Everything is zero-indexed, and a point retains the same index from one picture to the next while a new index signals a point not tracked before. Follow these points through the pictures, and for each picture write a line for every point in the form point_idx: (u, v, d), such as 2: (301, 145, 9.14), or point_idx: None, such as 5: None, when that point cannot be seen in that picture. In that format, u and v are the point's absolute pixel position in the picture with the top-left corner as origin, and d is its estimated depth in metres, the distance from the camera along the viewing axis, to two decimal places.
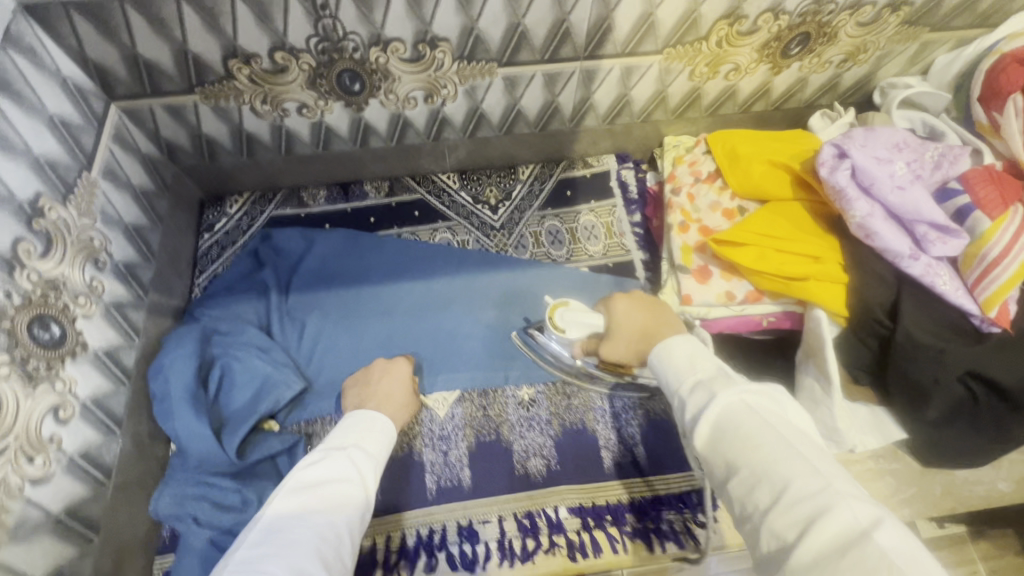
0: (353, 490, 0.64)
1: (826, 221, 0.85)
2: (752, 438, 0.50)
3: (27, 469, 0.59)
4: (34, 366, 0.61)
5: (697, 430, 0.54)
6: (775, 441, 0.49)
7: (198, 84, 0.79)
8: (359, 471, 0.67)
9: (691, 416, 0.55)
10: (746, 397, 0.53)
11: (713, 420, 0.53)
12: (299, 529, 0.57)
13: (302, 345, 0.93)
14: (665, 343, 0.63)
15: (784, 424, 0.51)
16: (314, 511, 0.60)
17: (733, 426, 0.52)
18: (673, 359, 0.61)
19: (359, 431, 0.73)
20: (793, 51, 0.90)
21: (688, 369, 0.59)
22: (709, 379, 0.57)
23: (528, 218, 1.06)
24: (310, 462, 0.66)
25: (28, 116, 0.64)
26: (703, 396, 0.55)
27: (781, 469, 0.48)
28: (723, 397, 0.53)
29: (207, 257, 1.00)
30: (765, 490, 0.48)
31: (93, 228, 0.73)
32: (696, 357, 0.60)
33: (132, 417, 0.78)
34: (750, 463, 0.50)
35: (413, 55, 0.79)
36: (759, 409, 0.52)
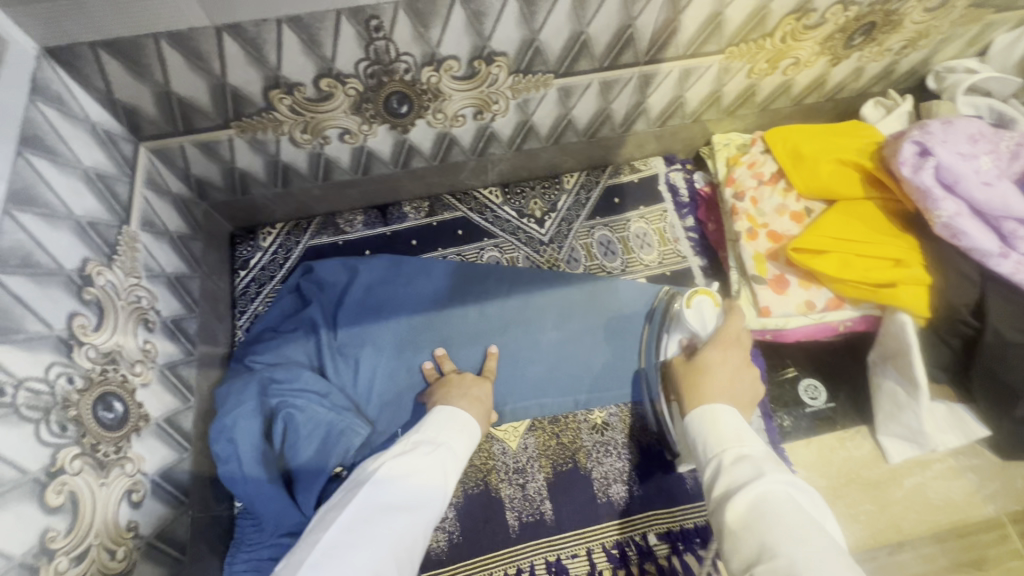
0: (436, 490, 0.62)
1: (902, 219, 0.82)
2: (794, 529, 0.47)
3: (110, 566, 0.54)
4: (104, 452, 0.56)
5: (731, 503, 0.52)
6: (822, 545, 0.46)
7: (235, 118, 0.72)
8: (442, 471, 0.65)
9: (731, 483, 0.54)
10: (791, 490, 0.51)
11: (751, 498, 0.51)
12: (379, 523, 0.55)
13: (359, 384, 0.88)
14: (717, 408, 0.64)
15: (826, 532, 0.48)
16: (397, 508, 0.58)
17: (774, 509, 0.49)
18: (719, 429, 0.61)
19: (449, 431, 0.71)
20: (856, 41, 0.86)
21: (733, 445, 0.58)
22: (752, 461, 0.55)
23: (577, 230, 1.02)
24: (400, 453, 0.64)
25: (65, 175, 0.58)
26: (748, 473, 0.54)
27: (822, 567, 0.44)
28: (765, 479, 0.52)
29: (245, 296, 0.94)
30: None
31: (140, 286, 0.67)
32: (742, 434, 0.60)
33: (197, 482, 0.73)
34: (788, 549, 0.46)
35: (467, 72, 0.74)
36: (806, 510, 0.49)
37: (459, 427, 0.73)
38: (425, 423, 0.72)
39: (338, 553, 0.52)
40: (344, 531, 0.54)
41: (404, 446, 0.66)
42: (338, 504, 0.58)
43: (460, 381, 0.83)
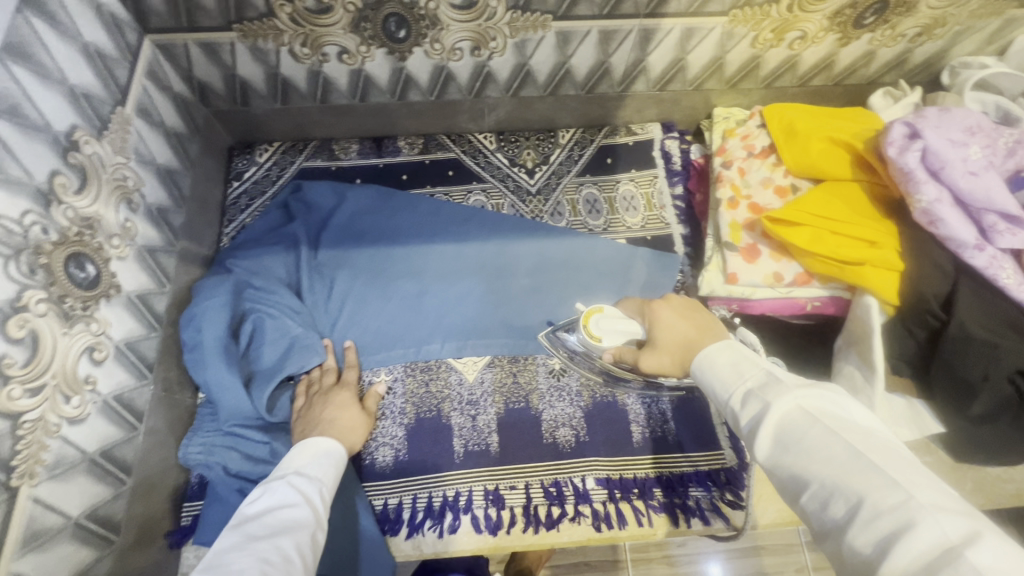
0: (301, 513, 0.58)
1: (885, 205, 0.81)
2: (816, 449, 0.44)
3: (65, 409, 0.58)
4: (71, 306, 0.60)
5: (757, 443, 0.48)
6: (842, 452, 0.43)
7: (237, 21, 0.75)
8: (310, 496, 0.61)
9: (748, 426, 0.50)
10: (803, 400, 0.47)
11: (774, 431, 0.47)
12: (243, 556, 0.51)
13: (331, 303, 0.91)
14: (706, 351, 0.59)
15: (853, 429, 0.44)
16: (261, 537, 0.53)
17: (796, 436, 0.46)
18: (719, 372, 0.55)
19: (308, 457, 0.68)
20: (867, 21, 0.84)
21: (735, 379, 0.53)
22: (763, 388, 0.50)
23: (566, 185, 1.03)
24: (251, 500, 0.59)
25: (64, 43, 0.61)
26: (757, 406, 0.49)
27: (852, 479, 0.41)
28: (778, 406, 0.48)
29: (235, 206, 0.97)
30: (840, 502, 0.41)
31: (127, 167, 0.71)
32: (742, 363, 0.55)
33: (163, 363, 0.77)
34: (815, 474, 0.43)
35: (465, 1, 0.75)
36: (822, 417, 0.46)
37: (316, 453, 0.69)
38: (283, 462, 0.67)
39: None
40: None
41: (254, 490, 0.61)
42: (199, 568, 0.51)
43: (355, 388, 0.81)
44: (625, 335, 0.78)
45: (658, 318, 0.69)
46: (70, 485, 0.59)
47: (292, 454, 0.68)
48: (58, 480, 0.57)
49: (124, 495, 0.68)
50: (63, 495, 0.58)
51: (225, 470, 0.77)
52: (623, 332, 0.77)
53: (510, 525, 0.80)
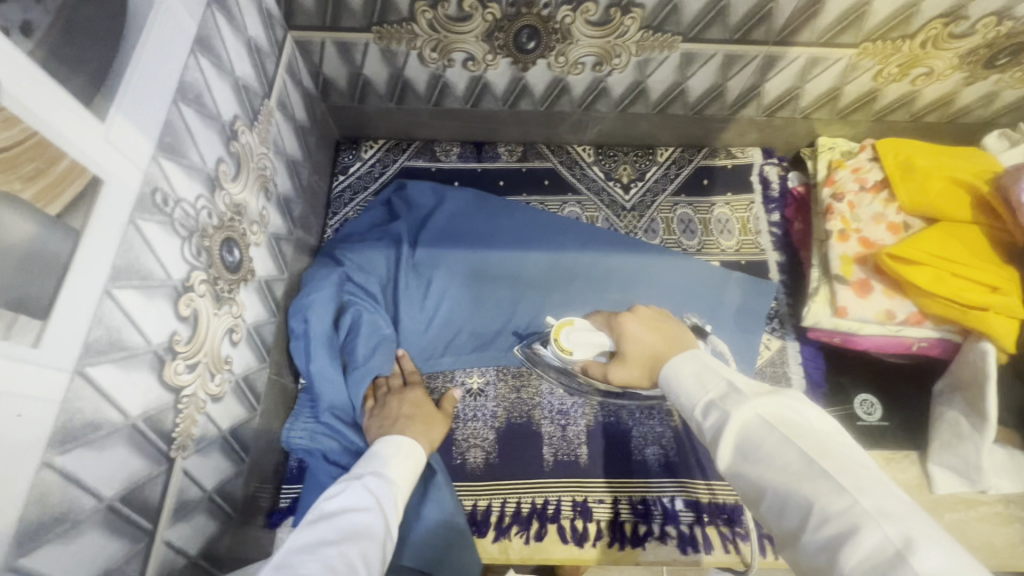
0: (371, 521, 0.53)
1: (1005, 249, 0.79)
2: (772, 457, 0.44)
3: (210, 386, 0.60)
4: (221, 287, 0.62)
5: (720, 453, 0.48)
6: (795, 458, 0.43)
7: (377, 24, 0.78)
8: (383, 504, 0.57)
9: (712, 434, 0.50)
10: (760, 408, 0.48)
11: (735, 439, 0.48)
12: (311, 559, 0.46)
13: (426, 302, 0.93)
14: (673, 362, 0.60)
15: (808, 434, 0.44)
16: (331, 542, 0.49)
17: (754, 444, 0.46)
18: (684, 384, 0.57)
19: (392, 466, 0.64)
20: (999, 62, 0.82)
21: (700, 389, 0.54)
22: (723, 398, 0.51)
23: (660, 203, 1.03)
24: (328, 496, 0.57)
25: (235, 37, 0.64)
26: (718, 416, 0.50)
27: (804, 486, 0.41)
28: (737, 414, 0.48)
29: (340, 199, 1.00)
30: (793, 510, 0.42)
31: (267, 157, 0.73)
32: (706, 373, 0.56)
33: (276, 347, 0.79)
34: (771, 480, 0.44)
35: (601, 18, 0.76)
36: (779, 424, 0.46)
37: (393, 457, 0.66)
38: (365, 464, 0.64)
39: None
40: None
41: (337, 488, 0.58)
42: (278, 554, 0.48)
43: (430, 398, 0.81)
44: (594, 347, 0.78)
45: (626, 330, 0.71)
46: (208, 459, 0.61)
47: (365, 461, 0.65)
48: (200, 454, 0.59)
49: (242, 472, 0.70)
50: (202, 468, 0.60)
51: (324, 457, 0.79)
52: (595, 343, 0.77)
53: (596, 538, 0.80)
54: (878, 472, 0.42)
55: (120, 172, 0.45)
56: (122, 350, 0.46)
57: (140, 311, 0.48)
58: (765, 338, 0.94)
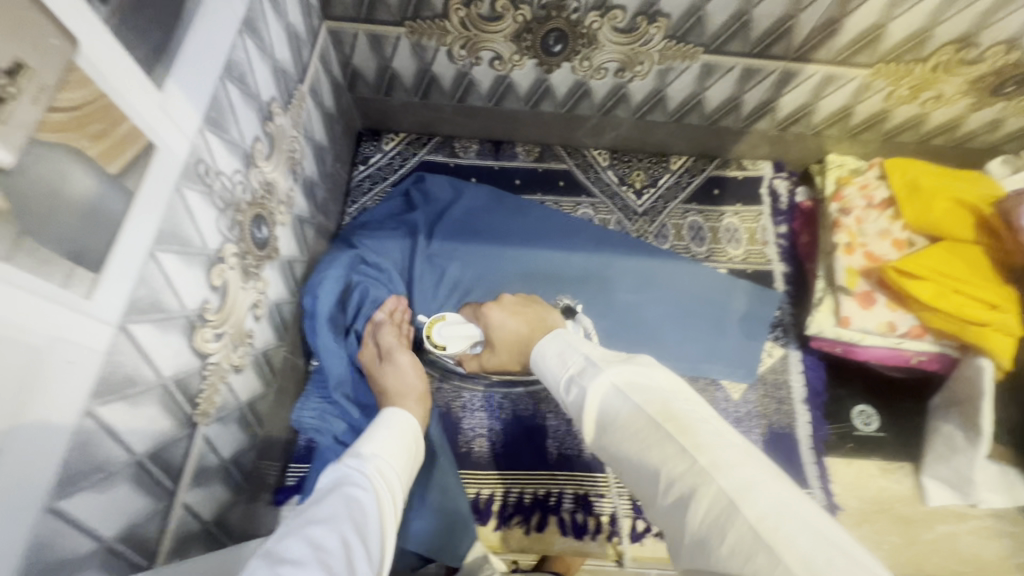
0: (364, 501, 0.51)
1: (1005, 270, 0.82)
2: (627, 425, 0.51)
3: (233, 356, 0.62)
4: (249, 262, 0.64)
5: (588, 429, 0.56)
6: (645, 426, 0.50)
7: (410, 19, 0.80)
8: (377, 484, 0.54)
9: (580, 412, 0.58)
10: (614, 379, 0.55)
11: (598, 409, 0.56)
12: (298, 541, 0.43)
13: (439, 293, 0.95)
14: (540, 345, 0.69)
15: (655, 402, 0.51)
16: (321, 521, 0.46)
17: (615, 416, 0.53)
18: (550, 363, 0.65)
19: (378, 442, 0.62)
20: (1006, 90, 0.86)
21: (562, 367, 0.63)
22: (581, 373, 0.60)
23: (671, 210, 1.05)
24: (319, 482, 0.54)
25: (277, 21, 0.66)
26: (579, 394, 0.58)
27: (655, 452, 0.48)
28: (596, 389, 0.56)
29: (359, 189, 1.02)
30: (649, 474, 0.48)
31: (296, 140, 0.75)
32: (568, 352, 0.64)
33: (293, 327, 0.80)
34: (633, 450, 0.50)
35: (627, 26, 0.79)
36: (630, 391, 0.53)
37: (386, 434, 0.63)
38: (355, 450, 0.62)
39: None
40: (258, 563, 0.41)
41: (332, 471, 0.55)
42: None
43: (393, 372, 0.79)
44: (465, 339, 0.85)
45: (491, 319, 0.80)
46: (226, 429, 0.62)
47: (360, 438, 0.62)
48: (219, 423, 0.61)
49: (254, 446, 0.71)
50: (221, 437, 0.61)
51: (333, 437, 0.80)
52: (465, 335, 0.85)
53: (596, 531, 0.82)
54: (719, 426, 0.48)
55: (170, 140, 0.47)
56: (160, 311, 0.48)
57: (178, 276, 0.50)
58: (769, 346, 0.96)
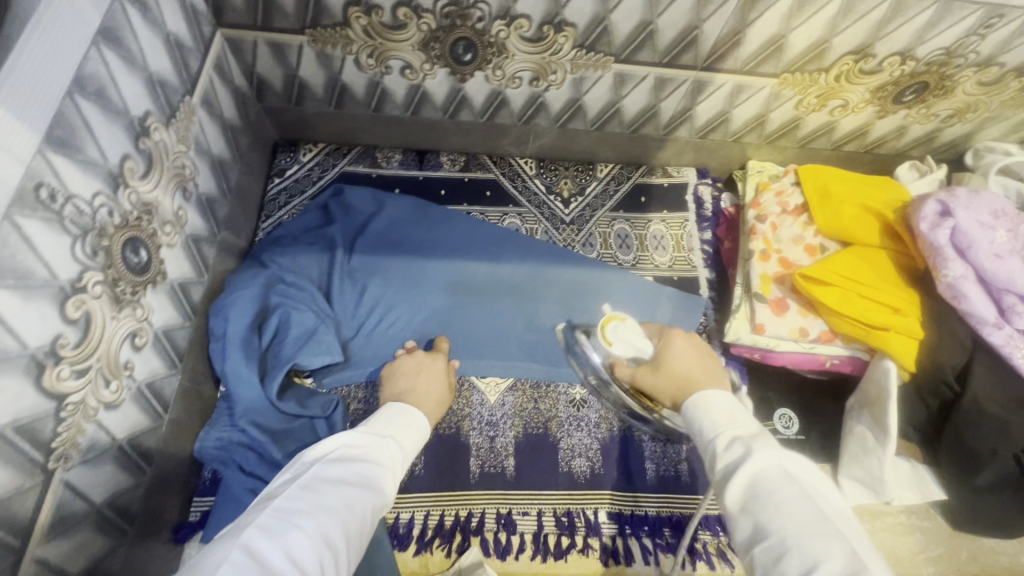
0: (387, 478, 0.59)
1: (908, 272, 0.85)
2: (786, 505, 0.47)
3: (104, 393, 0.57)
4: (122, 289, 0.59)
5: (732, 486, 0.51)
6: (813, 517, 0.46)
7: (310, 26, 0.76)
8: (397, 462, 0.62)
9: (727, 469, 0.53)
10: (787, 462, 0.51)
11: (750, 480, 0.50)
12: (331, 493, 0.52)
13: (359, 310, 0.91)
14: (711, 391, 0.61)
15: (828, 503, 0.48)
16: (352, 483, 0.55)
17: (771, 489, 0.49)
18: (711, 412, 0.59)
19: (396, 424, 0.67)
20: (906, 99, 0.88)
21: (726, 425, 0.57)
22: (750, 439, 0.54)
23: (599, 218, 1.05)
24: (357, 432, 0.61)
25: (149, 30, 0.61)
26: (740, 453, 0.53)
27: (812, 543, 0.44)
28: (761, 459, 0.51)
29: (274, 203, 0.98)
30: (794, 560, 0.43)
31: (186, 155, 0.71)
32: (735, 415, 0.58)
33: (192, 353, 0.75)
34: (782, 529, 0.46)
35: (535, 35, 0.77)
36: (799, 480, 0.49)
37: (409, 421, 0.70)
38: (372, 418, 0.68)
39: (283, 520, 0.47)
40: (300, 495, 0.51)
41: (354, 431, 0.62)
42: (254, 508, 0.50)
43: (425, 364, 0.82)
44: (635, 350, 0.79)
45: (673, 346, 0.72)
46: (97, 472, 0.58)
47: (391, 409, 0.70)
48: (88, 466, 0.56)
49: (141, 485, 0.66)
50: (91, 481, 0.57)
51: (240, 468, 0.74)
52: (635, 347, 0.79)
53: (519, 551, 0.80)
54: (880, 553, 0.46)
55: None
56: None
57: (12, 313, 0.46)
58: None
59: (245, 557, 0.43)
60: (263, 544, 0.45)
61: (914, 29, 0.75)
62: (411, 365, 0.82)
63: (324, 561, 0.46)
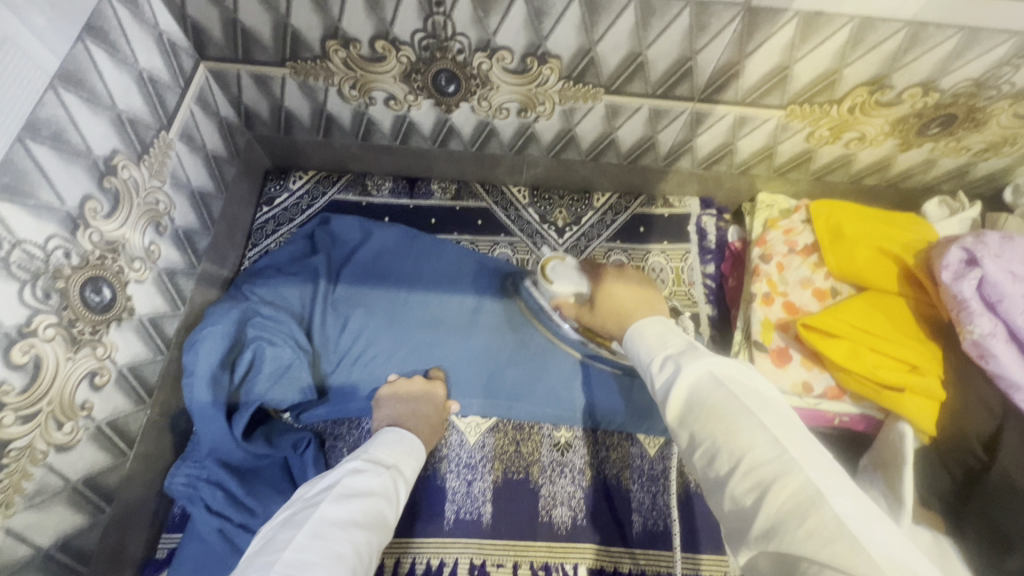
0: (386, 513, 0.59)
1: (934, 327, 0.76)
2: (713, 409, 0.43)
3: (55, 435, 0.57)
4: (79, 330, 0.59)
5: (664, 403, 0.46)
6: (738, 411, 0.42)
7: (291, 59, 0.75)
8: (394, 496, 0.62)
9: (659, 390, 0.48)
10: (715, 367, 0.46)
11: (684, 394, 0.46)
12: (341, 536, 0.52)
13: (341, 342, 0.88)
14: (643, 322, 0.56)
15: (753, 396, 0.43)
16: (360, 523, 0.54)
17: (699, 397, 0.44)
18: (645, 336, 0.53)
19: (394, 453, 0.67)
20: (931, 131, 0.80)
21: (657, 345, 0.51)
22: (679, 352, 0.49)
23: (594, 249, 1.00)
24: (356, 467, 0.61)
25: (119, 70, 0.61)
26: (669, 366, 0.48)
27: (739, 438, 0.40)
28: (690, 370, 0.46)
29: (262, 231, 0.97)
30: (724, 458, 0.41)
31: (161, 190, 0.70)
32: (669, 333, 0.53)
33: (163, 387, 0.75)
34: (709, 427, 0.42)
35: (519, 67, 0.74)
36: (728, 382, 0.44)
37: (404, 450, 0.69)
38: (369, 446, 0.68)
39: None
40: (311, 541, 0.50)
41: (349, 468, 0.61)
42: (257, 567, 0.48)
43: (420, 391, 0.82)
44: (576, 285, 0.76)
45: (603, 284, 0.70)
46: (45, 515, 0.57)
47: (386, 435, 0.70)
48: (33, 509, 0.56)
49: (100, 524, 0.66)
50: (36, 525, 0.56)
51: (207, 507, 0.73)
52: (573, 283, 0.76)
53: None
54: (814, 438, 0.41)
55: None
56: None
57: None
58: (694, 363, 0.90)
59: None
60: None
61: (936, 59, 0.68)
62: (415, 389, 0.82)
63: None
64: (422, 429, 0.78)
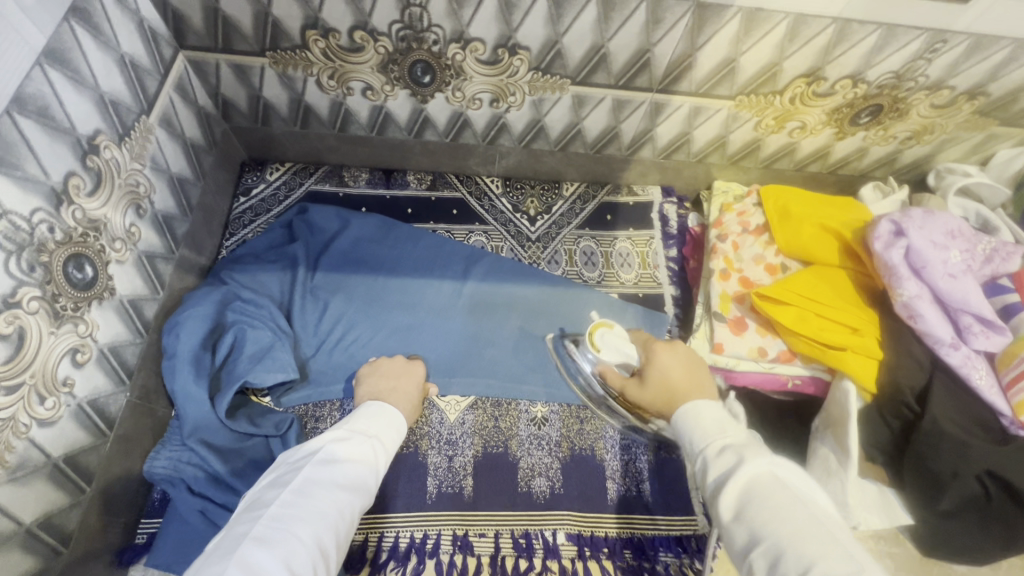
0: (369, 478, 0.61)
1: (871, 295, 0.84)
2: (781, 511, 0.45)
3: (38, 409, 0.57)
4: (62, 305, 0.59)
5: (723, 493, 0.48)
6: (804, 520, 0.44)
7: (270, 48, 0.78)
8: (378, 463, 0.64)
9: (716, 479, 0.50)
10: (777, 468, 0.49)
11: (742, 486, 0.48)
12: (324, 496, 0.55)
13: (321, 327, 0.90)
14: (699, 404, 0.59)
15: (817, 506, 0.46)
16: (343, 487, 0.57)
17: (761, 496, 0.47)
18: (701, 422, 0.56)
19: (380, 423, 0.68)
20: (863, 120, 0.90)
21: (716, 433, 0.55)
22: (741, 446, 0.52)
23: (565, 235, 1.05)
24: (342, 434, 0.63)
25: (102, 52, 0.63)
26: (730, 458, 0.51)
27: (808, 545, 0.42)
28: (753, 465, 0.49)
29: (239, 221, 0.98)
30: (791, 561, 0.41)
31: (140, 173, 0.72)
32: (726, 423, 0.56)
33: (143, 370, 0.75)
34: (777, 530, 0.44)
35: (491, 58, 0.79)
36: (790, 487, 0.47)
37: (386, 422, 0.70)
38: (354, 415, 0.69)
39: (277, 528, 0.50)
40: (296, 499, 0.53)
41: (336, 431, 0.63)
42: (246, 514, 0.52)
43: (391, 369, 0.84)
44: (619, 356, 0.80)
45: (656, 358, 0.71)
46: (26, 490, 0.57)
47: (371, 407, 0.71)
48: (16, 483, 0.56)
49: (80, 504, 0.65)
50: (17, 499, 0.56)
51: (188, 488, 0.73)
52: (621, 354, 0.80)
53: (475, 575, 0.78)
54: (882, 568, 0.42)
55: None
56: None
57: None
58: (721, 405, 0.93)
59: (240, 571, 0.45)
60: (261, 553, 0.47)
61: (862, 53, 0.76)
62: (394, 368, 0.84)
63: (316, 567, 0.49)
64: (401, 403, 0.78)
